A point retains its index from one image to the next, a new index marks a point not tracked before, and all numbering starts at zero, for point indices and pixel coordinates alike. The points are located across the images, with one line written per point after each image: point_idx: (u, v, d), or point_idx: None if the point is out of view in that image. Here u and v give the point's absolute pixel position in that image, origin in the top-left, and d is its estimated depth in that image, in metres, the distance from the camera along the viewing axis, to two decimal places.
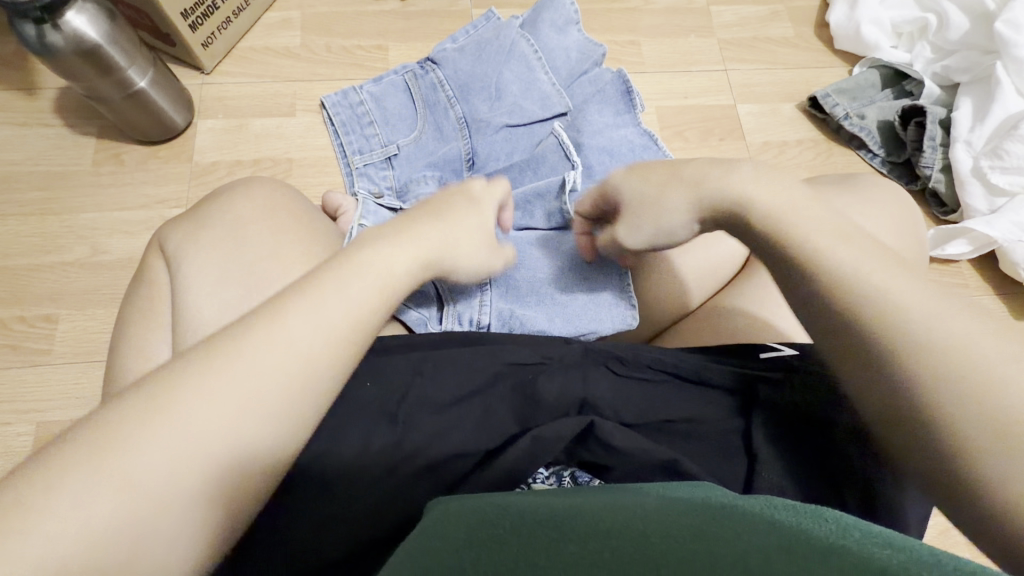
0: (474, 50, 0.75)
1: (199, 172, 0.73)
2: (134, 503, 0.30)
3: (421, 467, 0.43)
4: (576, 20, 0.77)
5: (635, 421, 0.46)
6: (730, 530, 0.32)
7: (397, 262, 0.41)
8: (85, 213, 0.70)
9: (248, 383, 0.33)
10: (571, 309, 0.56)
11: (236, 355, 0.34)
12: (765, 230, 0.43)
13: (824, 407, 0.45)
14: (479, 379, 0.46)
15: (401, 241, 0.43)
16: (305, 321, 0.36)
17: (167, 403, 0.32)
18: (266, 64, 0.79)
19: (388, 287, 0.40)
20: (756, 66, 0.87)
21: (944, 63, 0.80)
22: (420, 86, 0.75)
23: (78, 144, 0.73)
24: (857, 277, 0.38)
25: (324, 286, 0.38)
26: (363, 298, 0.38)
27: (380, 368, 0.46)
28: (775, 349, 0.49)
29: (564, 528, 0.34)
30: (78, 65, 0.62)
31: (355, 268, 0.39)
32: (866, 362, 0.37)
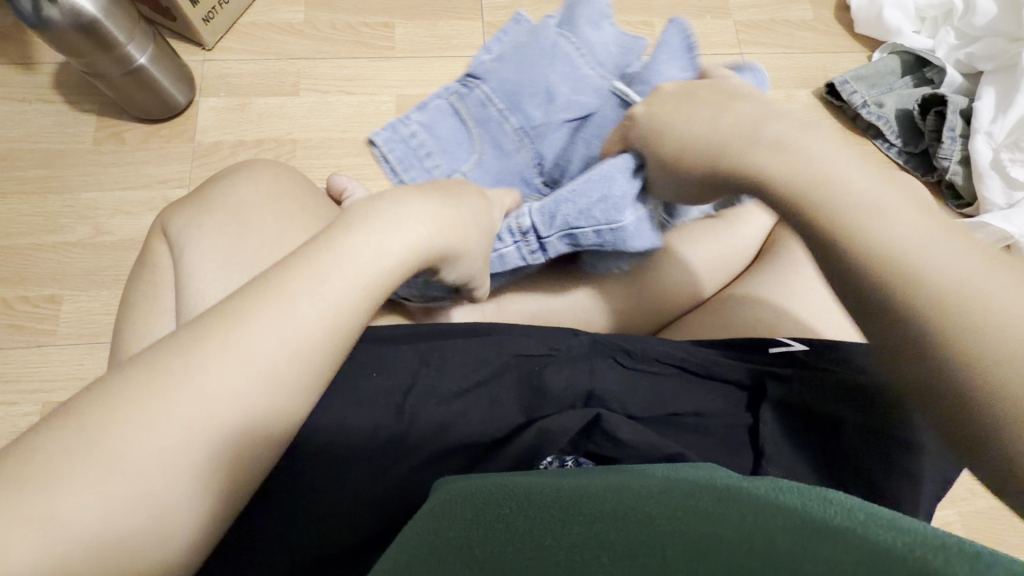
0: (513, 56, 0.70)
1: (202, 152, 0.72)
2: (68, 540, 0.27)
3: (428, 456, 0.43)
4: (609, 12, 0.68)
5: (640, 413, 0.46)
6: (733, 511, 0.32)
7: (381, 247, 0.39)
8: (87, 192, 0.69)
9: (204, 403, 0.32)
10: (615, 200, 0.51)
11: (225, 340, 0.33)
12: (771, 167, 0.38)
13: (832, 404, 0.45)
14: (486, 369, 0.46)
15: (386, 224, 0.41)
16: (271, 332, 0.34)
17: (132, 418, 0.30)
18: (268, 41, 0.77)
19: (376, 275, 0.38)
20: (772, 50, 0.84)
21: (967, 50, 0.78)
22: (467, 105, 0.72)
23: (79, 122, 0.72)
24: (876, 215, 0.33)
25: (310, 272, 0.36)
26: (348, 290, 0.37)
27: (384, 358, 0.45)
28: (786, 343, 0.49)
29: (571, 510, 0.35)
30: (76, 39, 0.61)
31: (335, 256, 0.37)
32: (874, 324, 0.32)
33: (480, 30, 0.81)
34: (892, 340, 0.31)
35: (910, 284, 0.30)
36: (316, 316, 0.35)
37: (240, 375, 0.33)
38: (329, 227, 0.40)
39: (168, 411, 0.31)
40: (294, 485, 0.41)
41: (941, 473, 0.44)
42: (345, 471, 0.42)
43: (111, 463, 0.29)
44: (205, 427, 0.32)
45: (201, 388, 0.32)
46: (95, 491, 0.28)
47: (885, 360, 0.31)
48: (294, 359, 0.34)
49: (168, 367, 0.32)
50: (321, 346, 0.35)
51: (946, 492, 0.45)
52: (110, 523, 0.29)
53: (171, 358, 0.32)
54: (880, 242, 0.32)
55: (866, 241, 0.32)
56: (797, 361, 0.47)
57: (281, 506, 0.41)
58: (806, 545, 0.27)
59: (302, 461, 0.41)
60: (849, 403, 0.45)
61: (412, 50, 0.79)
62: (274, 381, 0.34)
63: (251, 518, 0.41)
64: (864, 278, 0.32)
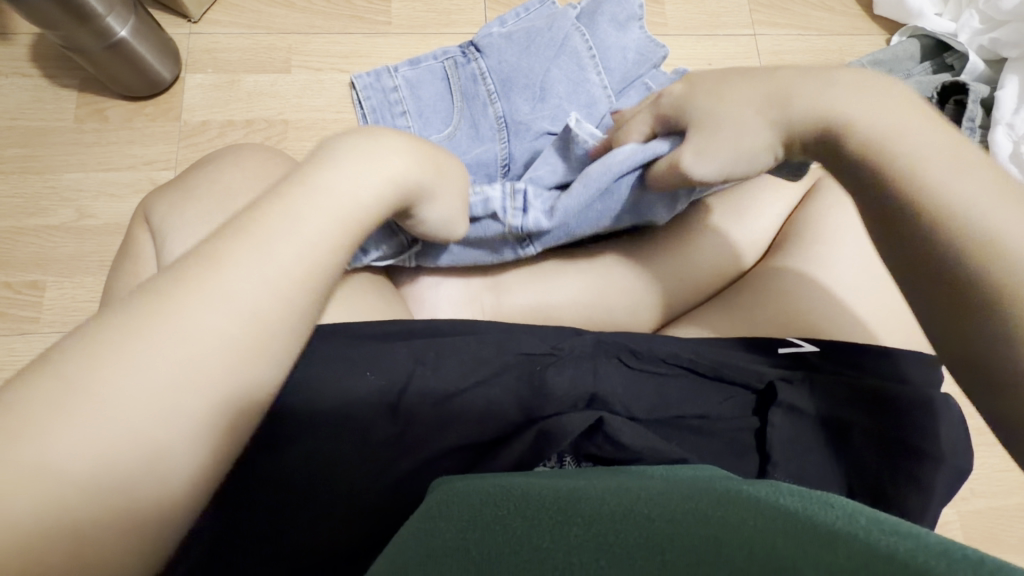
0: (522, 40, 0.67)
1: (189, 132, 0.69)
2: (46, 503, 0.27)
3: (428, 458, 0.43)
4: (639, 16, 0.68)
5: (643, 415, 0.45)
6: (733, 515, 0.31)
7: (353, 180, 0.39)
8: (68, 173, 0.66)
9: (185, 354, 0.31)
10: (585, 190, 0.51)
11: (202, 284, 0.33)
12: (863, 137, 0.40)
13: (841, 409, 0.46)
14: (486, 369, 0.45)
15: (353, 160, 0.40)
16: (248, 274, 0.33)
17: (111, 375, 0.29)
18: (257, 13, 0.73)
19: (353, 208, 0.39)
20: (787, 31, 0.81)
21: (992, 36, 0.75)
22: (459, 75, 0.68)
23: (59, 98, 0.68)
24: (965, 208, 0.36)
25: (288, 213, 0.36)
26: (324, 228, 0.37)
27: (379, 357, 0.44)
28: (794, 345, 0.49)
29: (571, 511, 0.34)
30: (52, 13, 0.57)
31: (310, 187, 0.38)
32: (959, 304, 0.36)
33: (481, 5, 0.77)
34: (952, 314, 0.36)
35: (990, 262, 0.35)
36: (296, 254, 0.35)
37: (218, 318, 0.32)
38: (302, 173, 0.39)
39: (164, 365, 0.30)
40: (290, 483, 0.41)
41: (948, 479, 0.44)
42: (341, 477, 0.42)
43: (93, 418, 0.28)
44: (196, 385, 0.31)
45: (182, 339, 0.31)
46: (74, 439, 0.28)
47: (938, 318, 0.37)
48: (283, 300, 0.34)
49: (158, 307, 0.31)
50: (301, 286, 0.35)
51: (953, 498, 0.46)
52: (93, 479, 0.28)
53: (147, 305, 0.32)
54: (972, 228, 0.36)
55: (956, 225, 0.36)
56: (808, 364, 0.48)
57: (270, 501, 0.41)
58: (804, 550, 0.26)
59: (296, 466, 0.41)
60: (857, 408, 0.45)
61: (409, 25, 0.75)
62: (265, 324, 0.34)
63: (237, 512, 0.40)
64: (935, 257, 0.37)
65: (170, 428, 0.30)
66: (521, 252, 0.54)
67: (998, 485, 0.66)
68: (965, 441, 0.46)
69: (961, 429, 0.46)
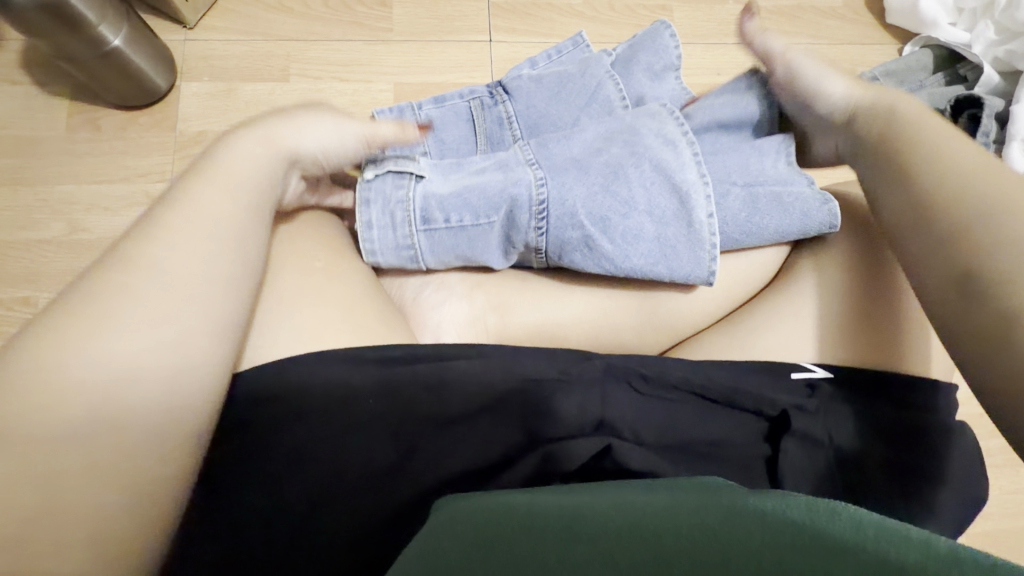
0: (552, 84, 0.64)
1: (183, 142, 0.67)
2: (67, 521, 0.28)
3: (429, 484, 0.42)
4: (676, 66, 0.66)
5: (651, 441, 0.45)
6: (737, 523, 0.30)
7: (245, 160, 0.42)
8: (61, 185, 0.65)
9: (135, 342, 0.31)
10: (586, 137, 0.54)
11: (124, 281, 0.33)
12: (893, 133, 0.48)
13: (854, 438, 0.45)
14: (491, 393, 0.44)
15: (232, 148, 0.42)
16: (176, 252, 0.35)
17: (70, 394, 0.29)
18: (255, 19, 0.71)
19: (246, 178, 0.41)
20: (797, 40, 0.79)
21: (1009, 47, 0.73)
22: (485, 117, 0.63)
23: (50, 106, 0.67)
24: (961, 178, 0.42)
25: (185, 198, 0.37)
26: (217, 193, 0.38)
27: (384, 382, 0.43)
28: (808, 370, 0.48)
29: (572, 524, 0.32)
30: (43, 22, 0.56)
31: (209, 171, 0.40)
32: (949, 261, 0.39)
33: (485, 11, 0.75)
34: (955, 256, 0.39)
35: (980, 217, 0.39)
36: (213, 220, 0.37)
37: (152, 296, 0.33)
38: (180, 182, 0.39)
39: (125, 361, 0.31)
40: (288, 504, 0.40)
41: (956, 506, 0.45)
42: (342, 501, 0.41)
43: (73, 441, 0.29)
44: (166, 369, 0.32)
45: (127, 336, 0.31)
46: (66, 468, 0.28)
47: (935, 259, 0.40)
48: (200, 273, 0.35)
49: (45, 325, 0.30)
50: (214, 241, 0.36)
51: (963, 528, 0.46)
52: (103, 487, 0.29)
53: (83, 313, 0.31)
54: (960, 191, 0.41)
55: (953, 190, 0.41)
56: (822, 392, 0.46)
57: (268, 525, 0.40)
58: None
59: (299, 493, 0.41)
60: (867, 438, 0.45)
61: (411, 32, 0.73)
62: (172, 294, 0.33)
63: (229, 528, 0.40)
64: (933, 210, 0.42)
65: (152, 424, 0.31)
66: (523, 169, 0.51)
67: (1009, 508, 0.65)
68: (977, 473, 0.46)
69: (971, 457, 0.46)
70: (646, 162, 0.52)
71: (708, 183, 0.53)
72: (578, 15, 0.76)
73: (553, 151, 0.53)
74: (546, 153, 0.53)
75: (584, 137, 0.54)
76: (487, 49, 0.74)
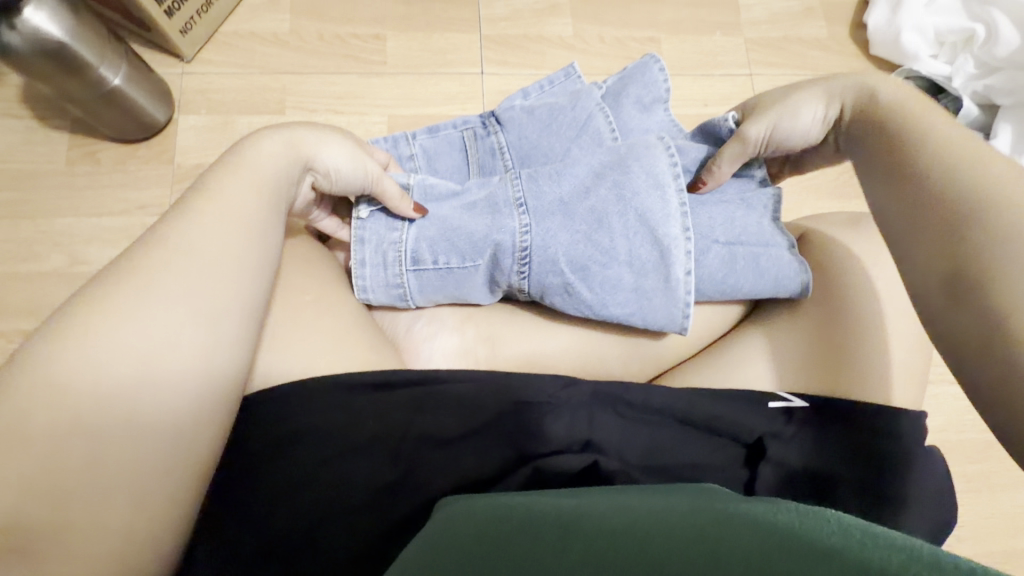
0: (544, 117, 0.65)
1: (182, 175, 0.68)
2: (60, 527, 0.30)
3: (420, 504, 0.43)
4: (665, 99, 0.67)
5: (636, 463, 0.46)
6: (731, 529, 0.28)
7: (247, 188, 0.42)
8: (61, 218, 0.66)
9: (140, 370, 0.33)
10: (576, 173, 0.54)
11: (130, 305, 0.34)
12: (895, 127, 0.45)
13: (833, 465, 0.46)
14: (483, 416, 0.46)
15: (231, 171, 0.43)
16: (181, 281, 0.36)
17: (73, 403, 0.31)
18: (251, 53, 0.73)
19: (249, 203, 0.42)
20: (784, 71, 0.81)
21: (986, 82, 0.75)
22: (478, 147, 0.66)
23: (50, 140, 0.68)
24: (974, 170, 0.38)
25: (192, 224, 0.39)
26: (225, 226, 0.39)
27: (381, 405, 0.45)
28: (785, 399, 0.49)
29: (568, 530, 0.32)
30: (43, 67, 0.57)
31: (213, 195, 0.41)
32: (955, 247, 0.36)
33: (477, 44, 0.76)
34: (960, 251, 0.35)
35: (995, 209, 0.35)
36: (219, 248, 0.38)
37: (156, 327, 0.34)
38: (186, 201, 0.40)
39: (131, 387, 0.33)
40: (283, 524, 0.41)
41: (930, 529, 0.46)
42: (334, 520, 0.42)
43: (78, 454, 0.31)
44: (166, 395, 0.34)
45: (133, 356, 0.33)
46: (72, 474, 0.31)
47: (939, 250, 0.37)
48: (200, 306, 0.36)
49: (60, 332, 0.32)
50: (217, 269, 0.38)
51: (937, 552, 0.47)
52: (97, 497, 0.31)
53: (90, 326, 0.33)
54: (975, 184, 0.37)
55: (963, 180, 0.37)
56: (798, 421, 0.48)
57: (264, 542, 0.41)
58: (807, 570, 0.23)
59: (292, 515, 0.42)
60: (848, 463, 0.46)
61: (404, 65, 0.74)
62: (172, 318, 0.35)
63: (233, 553, 0.41)
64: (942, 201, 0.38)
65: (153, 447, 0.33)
66: (510, 215, 0.52)
67: (988, 532, 0.67)
68: (952, 498, 0.48)
69: (946, 481, 0.48)
70: (630, 212, 0.52)
71: (691, 239, 0.52)
72: (569, 48, 0.77)
73: (542, 188, 0.53)
74: (535, 193, 0.53)
75: (575, 172, 0.54)
76: (479, 81, 0.75)
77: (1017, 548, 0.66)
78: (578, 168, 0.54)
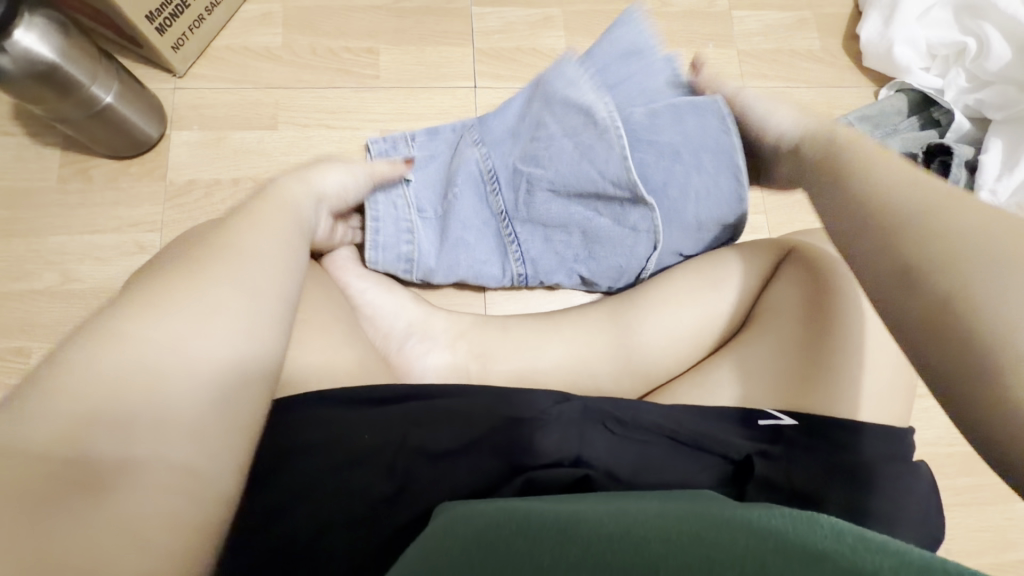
0: None
1: (174, 192, 0.68)
2: (90, 529, 0.27)
3: (406, 522, 0.43)
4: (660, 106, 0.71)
5: (626, 477, 0.46)
6: (726, 534, 0.30)
7: (296, 201, 0.47)
8: (54, 236, 0.66)
9: (181, 358, 0.32)
10: (512, 106, 0.71)
11: (175, 300, 0.34)
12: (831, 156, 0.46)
13: (822, 484, 0.46)
14: (474, 433, 0.46)
15: (279, 190, 0.47)
16: (226, 278, 0.36)
17: (113, 394, 0.30)
18: (244, 67, 0.72)
19: (292, 219, 0.44)
20: (777, 84, 0.81)
21: (978, 96, 0.75)
22: None
23: (42, 156, 0.68)
24: (898, 186, 0.37)
25: (238, 232, 0.40)
26: (271, 235, 0.41)
27: (378, 421, 0.46)
28: (775, 416, 0.50)
29: (569, 531, 0.32)
30: (34, 89, 0.57)
31: (260, 211, 0.43)
32: (892, 254, 0.34)
33: (470, 57, 0.76)
34: (901, 259, 0.34)
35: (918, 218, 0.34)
36: (264, 249, 0.40)
37: (200, 321, 0.34)
38: (229, 216, 0.42)
39: (172, 381, 0.31)
40: (272, 542, 0.41)
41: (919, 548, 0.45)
42: (322, 541, 0.42)
43: (117, 451, 0.29)
44: (204, 393, 0.32)
45: (177, 348, 0.32)
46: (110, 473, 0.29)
47: (875, 259, 0.35)
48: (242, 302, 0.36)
49: (108, 327, 0.32)
50: (262, 267, 0.38)
51: None
52: (133, 500, 0.29)
53: (136, 316, 0.33)
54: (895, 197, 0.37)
55: (889, 194, 0.37)
56: (786, 438, 0.48)
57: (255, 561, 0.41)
58: None
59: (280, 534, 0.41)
60: (836, 481, 0.46)
61: (398, 79, 0.74)
62: (213, 307, 0.35)
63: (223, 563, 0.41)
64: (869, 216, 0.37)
65: (189, 448, 0.31)
66: (471, 148, 0.68)
67: (977, 545, 0.67)
68: (939, 516, 0.48)
69: (933, 499, 0.48)
70: (562, 118, 0.66)
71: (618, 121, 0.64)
72: None
73: (489, 123, 0.70)
74: (485, 124, 0.70)
75: (512, 105, 0.71)
76: (472, 95, 0.75)
77: (1005, 561, 0.67)
78: (514, 104, 0.71)
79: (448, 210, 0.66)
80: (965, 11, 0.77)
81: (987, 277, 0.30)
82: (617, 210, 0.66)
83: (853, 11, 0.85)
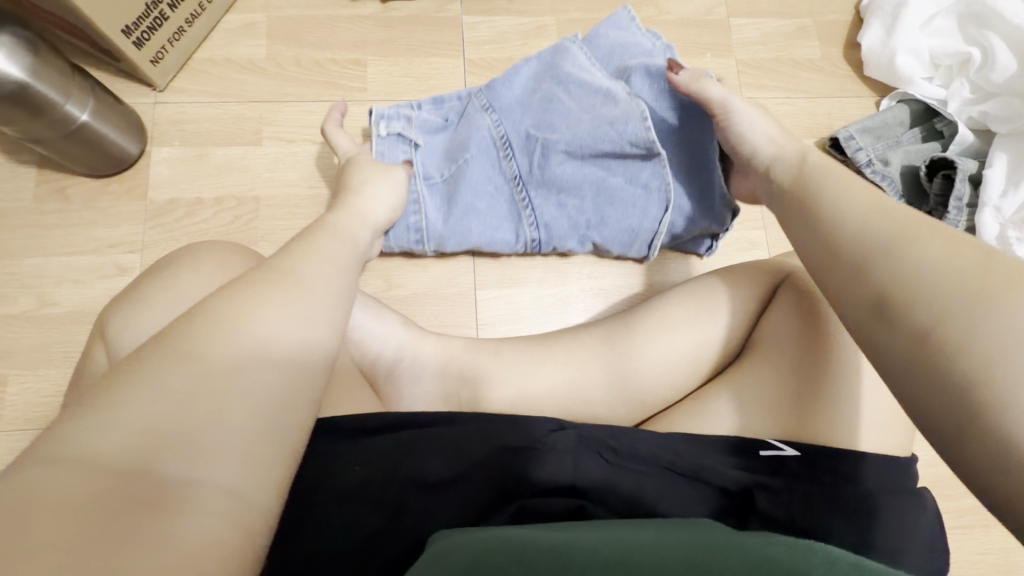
0: None
1: (155, 212, 0.66)
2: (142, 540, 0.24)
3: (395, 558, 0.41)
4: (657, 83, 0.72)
5: (621, 510, 0.45)
6: (721, 562, 0.29)
7: (355, 230, 0.49)
8: (29, 258, 0.64)
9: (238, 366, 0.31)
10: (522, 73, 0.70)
11: (234, 308, 0.33)
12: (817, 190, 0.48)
13: (823, 518, 0.45)
14: (467, 464, 0.44)
15: (330, 221, 0.49)
16: (282, 288, 0.36)
17: (173, 388, 0.28)
18: (226, 81, 0.70)
19: (343, 243, 0.45)
20: (775, 94, 0.79)
21: (982, 108, 0.74)
22: None
23: (17, 175, 0.66)
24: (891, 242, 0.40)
25: (296, 251, 0.41)
26: (328, 253, 0.42)
27: (367, 451, 0.44)
28: (777, 447, 0.48)
29: (563, 558, 0.30)
30: (4, 111, 0.55)
31: (313, 235, 0.44)
32: (886, 322, 0.37)
33: (461, 68, 0.74)
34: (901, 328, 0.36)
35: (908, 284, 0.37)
36: (319, 265, 0.40)
37: (262, 327, 0.33)
38: (291, 242, 0.42)
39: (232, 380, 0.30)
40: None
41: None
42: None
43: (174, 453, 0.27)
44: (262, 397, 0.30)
45: (236, 349, 0.31)
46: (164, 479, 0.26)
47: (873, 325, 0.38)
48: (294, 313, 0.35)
49: (170, 337, 0.31)
50: (314, 278, 0.38)
51: None
52: (188, 511, 0.26)
53: (199, 323, 0.32)
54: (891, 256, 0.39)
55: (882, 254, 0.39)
56: (787, 469, 0.47)
57: None
58: None
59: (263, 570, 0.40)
60: (838, 515, 0.45)
61: (386, 91, 0.72)
62: (269, 311, 0.34)
63: None
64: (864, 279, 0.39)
65: (245, 454, 0.28)
66: (482, 116, 0.68)
67: (978, 568, 0.66)
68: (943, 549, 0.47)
69: (937, 528, 0.47)
70: (572, 85, 0.67)
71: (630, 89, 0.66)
72: None
73: (497, 88, 0.69)
74: (493, 91, 0.69)
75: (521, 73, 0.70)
76: None
77: None
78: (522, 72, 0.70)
79: (459, 182, 0.67)
80: (969, 19, 0.75)
81: (980, 343, 0.32)
82: (629, 168, 0.67)
83: (854, 18, 0.83)
